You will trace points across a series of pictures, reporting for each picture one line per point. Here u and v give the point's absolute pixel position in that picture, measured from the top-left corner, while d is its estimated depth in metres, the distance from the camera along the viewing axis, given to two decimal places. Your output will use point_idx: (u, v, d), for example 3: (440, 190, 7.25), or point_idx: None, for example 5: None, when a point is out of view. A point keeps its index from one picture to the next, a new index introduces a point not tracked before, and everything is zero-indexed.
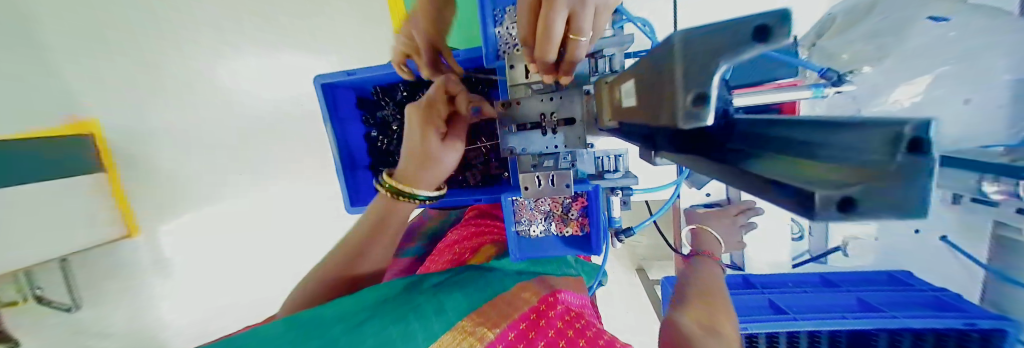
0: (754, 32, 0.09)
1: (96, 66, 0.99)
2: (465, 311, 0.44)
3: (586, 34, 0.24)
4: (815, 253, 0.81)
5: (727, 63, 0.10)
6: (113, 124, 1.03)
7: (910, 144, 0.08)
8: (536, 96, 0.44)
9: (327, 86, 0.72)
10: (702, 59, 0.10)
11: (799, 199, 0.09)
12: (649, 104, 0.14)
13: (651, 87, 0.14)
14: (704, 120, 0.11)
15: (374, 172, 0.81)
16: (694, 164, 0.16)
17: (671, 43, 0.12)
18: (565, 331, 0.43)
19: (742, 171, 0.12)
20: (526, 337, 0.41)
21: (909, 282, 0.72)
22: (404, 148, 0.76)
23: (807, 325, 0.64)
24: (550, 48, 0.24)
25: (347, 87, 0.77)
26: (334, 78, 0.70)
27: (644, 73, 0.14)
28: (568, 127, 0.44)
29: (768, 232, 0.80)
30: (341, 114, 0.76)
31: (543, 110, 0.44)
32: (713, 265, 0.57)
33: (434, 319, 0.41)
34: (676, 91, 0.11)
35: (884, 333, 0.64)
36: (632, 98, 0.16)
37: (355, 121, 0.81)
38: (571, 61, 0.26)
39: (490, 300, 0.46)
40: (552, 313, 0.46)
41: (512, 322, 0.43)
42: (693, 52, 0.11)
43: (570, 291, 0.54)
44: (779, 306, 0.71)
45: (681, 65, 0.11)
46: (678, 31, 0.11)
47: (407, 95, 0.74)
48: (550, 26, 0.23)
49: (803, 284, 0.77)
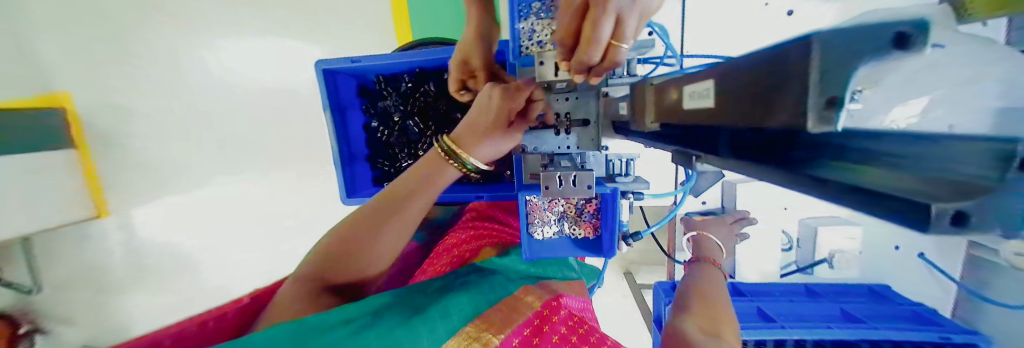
0: (894, 37, 0.08)
1: (74, 31, 0.92)
2: (471, 315, 0.43)
3: (628, 41, 0.24)
4: (802, 265, 0.84)
5: (868, 67, 0.08)
6: (85, 97, 0.95)
7: (1020, 161, 0.08)
8: (554, 96, 0.45)
9: (328, 71, 0.69)
10: (837, 64, 0.09)
11: (913, 213, 0.09)
12: (758, 110, 0.13)
13: (750, 90, 0.13)
14: (832, 126, 0.10)
15: (374, 163, 0.79)
16: (747, 169, 0.16)
17: (796, 42, 0.10)
18: (570, 337, 0.44)
19: (811, 177, 0.13)
20: (530, 343, 0.41)
21: (935, 319, 0.67)
22: (407, 146, 0.76)
23: (794, 333, 0.66)
24: (596, 51, 0.24)
25: (348, 74, 0.74)
26: (335, 64, 0.67)
27: (750, 80, 0.13)
28: (582, 128, 0.45)
29: (763, 242, 0.82)
30: (341, 101, 0.74)
31: (559, 110, 0.44)
32: (715, 271, 0.59)
33: (440, 323, 0.40)
34: (798, 97, 0.10)
35: (866, 343, 0.67)
36: (713, 100, 0.15)
37: (355, 112, 0.79)
38: (610, 67, 0.26)
39: (495, 305, 0.46)
40: (555, 318, 0.46)
41: (519, 324, 0.43)
42: (826, 57, 0.09)
43: (573, 295, 0.53)
44: (768, 314, 0.73)
45: (808, 71, 0.10)
46: (808, 35, 0.10)
47: (412, 87, 0.73)
48: (601, 28, 0.22)
49: (792, 295, 0.79)
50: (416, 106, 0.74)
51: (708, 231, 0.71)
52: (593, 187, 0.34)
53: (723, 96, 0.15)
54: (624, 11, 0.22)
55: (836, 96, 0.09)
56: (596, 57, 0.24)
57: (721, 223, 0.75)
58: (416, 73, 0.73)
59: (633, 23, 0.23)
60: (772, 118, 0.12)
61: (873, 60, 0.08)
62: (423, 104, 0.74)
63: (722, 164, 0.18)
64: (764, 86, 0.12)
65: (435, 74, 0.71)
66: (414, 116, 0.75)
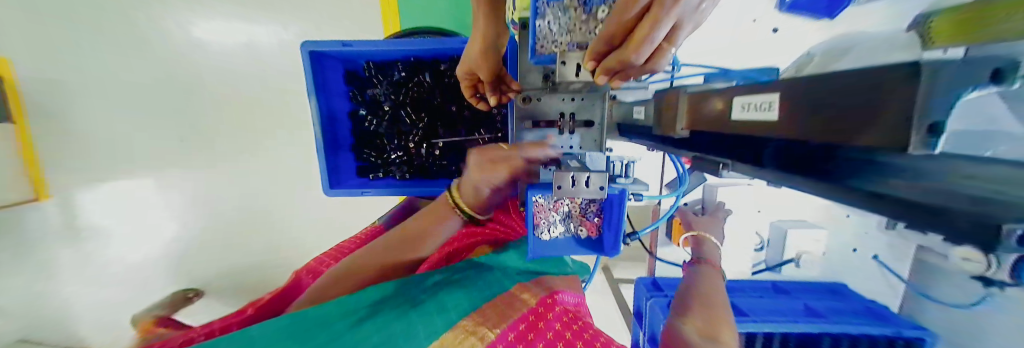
0: (992, 74, 0.11)
1: None
2: (467, 310, 0.44)
3: (674, 44, 0.31)
4: (771, 264, 0.88)
5: (972, 93, 0.11)
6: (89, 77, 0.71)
7: None
8: (559, 96, 0.45)
9: (315, 53, 0.64)
10: (955, 88, 0.11)
11: (984, 231, 0.11)
12: (850, 122, 0.14)
13: (841, 114, 0.15)
14: (932, 150, 0.12)
15: (359, 153, 0.76)
16: (796, 180, 0.18)
17: (903, 66, 0.12)
18: (565, 332, 0.42)
19: (866, 195, 0.15)
20: (525, 338, 0.41)
21: (888, 316, 0.73)
22: (399, 138, 0.74)
23: (765, 327, 0.70)
24: (645, 50, 0.30)
25: (336, 58, 0.69)
26: (323, 47, 0.63)
27: (822, 98, 0.16)
28: (586, 129, 0.45)
29: (737, 243, 0.88)
30: (327, 84, 0.70)
31: (564, 110, 0.45)
32: (712, 269, 0.61)
33: (432, 317, 0.42)
34: (904, 116, 0.12)
35: (828, 336, 0.71)
36: (774, 113, 0.18)
37: (342, 98, 0.74)
38: (654, 65, 0.33)
39: (489, 298, 0.47)
40: (550, 315, 0.45)
41: (516, 318, 0.43)
42: (940, 82, 0.11)
43: (567, 292, 0.53)
44: (741, 309, 0.77)
45: (917, 93, 0.12)
46: (920, 61, 0.11)
47: (406, 77, 0.70)
48: (658, 26, 0.28)
49: (763, 294, 0.83)
50: (408, 96, 0.71)
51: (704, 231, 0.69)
52: (605, 188, 0.34)
53: (795, 111, 0.17)
54: (682, 18, 0.29)
55: (937, 122, 0.11)
56: (642, 58, 0.31)
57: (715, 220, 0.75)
58: (411, 62, 0.70)
59: (688, 29, 0.31)
60: (865, 135, 0.14)
61: (979, 88, 0.11)
62: (417, 95, 0.71)
63: (766, 174, 0.20)
64: (845, 102, 0.14)
65: (432, 64, 0.69)
66: (407, 106, 0.72)
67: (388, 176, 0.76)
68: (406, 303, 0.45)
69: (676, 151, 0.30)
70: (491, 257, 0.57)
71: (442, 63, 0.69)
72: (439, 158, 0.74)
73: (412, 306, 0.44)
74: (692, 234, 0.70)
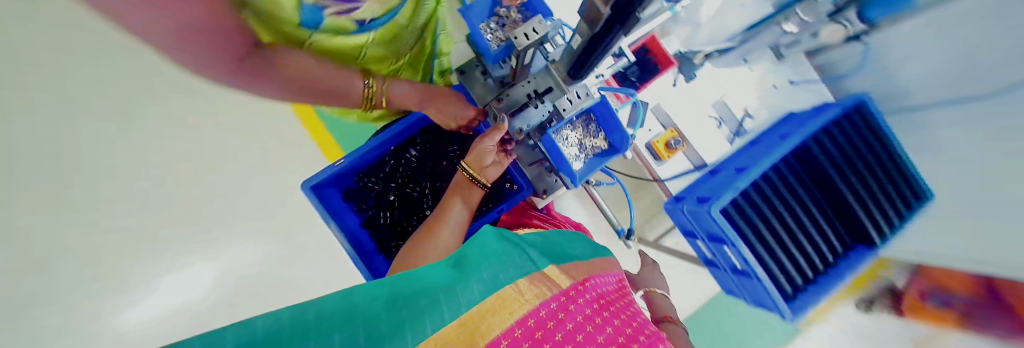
0: None
1: None
2: (491, 290, 0.44)
3: None
4: (736, 130, 1.05)
5: None
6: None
7: None
8: (520, 86, 0.60)
9: (314, 185, 0.72)
10: None
11: None
12: None
13: None
14: None
15: (389, 251, 0.78)
16: None
17: None
18: (595, 317, 0.43)
19: None
20: (556, 315, 0.41)
21: (826, 107, 0.93)
22: (416, 214, 0.80)
23: (767, 163, 0.84)
24: None
25: (330, 185, 0.78)
26: (318, 177, 0.72)
27: None
28: (550, 95, 0.59)
29: (704, 127, 1.03)
30: (333, 210, 0.76)
31: (528, 92, 0.60)
32: (675, 326, 0.73)
33: (479, 281, 0.46)
34: None
35: (809, 141, 0.87)
36: None
37: (348, 215, 0.80)
38: None
39: (530, 271, 0.50)
40: (581, 299, 0.46)
41: (551, 294, 0.44)
42: None
43: (601, 274, 0.57)
44: (742, 165, 0.90)
45: None
46: None
47: (395, 161, 0.81)
48: None
49: (740, 153, 0.99)
50: (404, 177, 0.81)
51: (652, 288, 0.86)
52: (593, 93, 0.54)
53: None
54: None
55: None
56: None
57: (656, 277, 0.93)
58: (392, 151, 0.82)
59: None
60: None
61: None
62: (411, 170, 0.81)
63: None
64: None
65: (410, 141, 0.82)
66: (408, 183, 0.81)
67: None
68: (462, 270, 0.51)
69: (614, 37, 0.41)
70: (528, 236, 0.66)
71: (415, 136, 0.82)
72: None
73: (468, 269, 0.50)
74: (646, 292, 0.87)
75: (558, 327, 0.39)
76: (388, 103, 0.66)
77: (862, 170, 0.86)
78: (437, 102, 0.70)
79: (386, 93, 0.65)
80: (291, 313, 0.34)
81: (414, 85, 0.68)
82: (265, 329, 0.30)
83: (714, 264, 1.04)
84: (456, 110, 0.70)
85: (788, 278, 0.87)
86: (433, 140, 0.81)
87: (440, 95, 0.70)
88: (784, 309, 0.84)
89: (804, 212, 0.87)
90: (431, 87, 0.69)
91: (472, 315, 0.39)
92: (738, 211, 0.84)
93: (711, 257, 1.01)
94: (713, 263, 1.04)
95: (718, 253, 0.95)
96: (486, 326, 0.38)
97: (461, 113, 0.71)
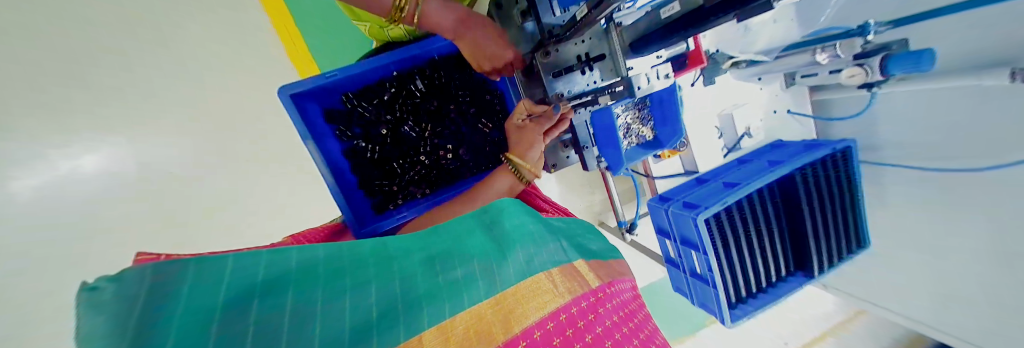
0: None
1: None
2: (528, 273, 0.42)
3: None
4: (730, 145, 1.10)
5: None
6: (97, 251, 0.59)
7: None
8: (573, 42, 0.56)
9: (294, 96, 0.61)
10: None
11: None
12: None
13: None
14: None
15: (371, 188, 0.74)
16: None
17: None
18: (623, 324, 0.41)
19: None
20: (588, 316, 0.39)
21: (819, 142, 0.93)
22: (406, 157, 0.76)
23: (759, 183, 0.84)
24: None
25: (313, 99, 0.67)
26: (300, 86, 0.61)
27: None
28: (601, 63, 0.58)
29: (702, 135, 1.08)
30: (316, 131, 0.68)
31: (579, 53, 0.57)
32: None
33: (515, 260, 0.43)
34: None
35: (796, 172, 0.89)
36: None
37: (330, 138, 0.72)
38: None
39: (564, 260, 0.47)
40: (610, 304, 0.42)
41: (581, 291, 0.41)
42: None
43: (620, 276, 0.51)
44: (731, 182, 0.92)
45: None
46: None
47: (397, 92, 0.73)
48: None
49: (731, 168, 1.02)
50: (404, 111, 0.75)
51: None
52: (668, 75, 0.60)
53: None
54: None
55: None
56: None
57: None
58: (395, 76, 0.73)
59: None
60: None
61: None
62: (414, 107, 0.75)
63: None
64: None
65: (418, 72, 0.74)
66: (408, 120, 0.75)
67: (404, 203, 0.76)
68: (495, 236, 0.48)
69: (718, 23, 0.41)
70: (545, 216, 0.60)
71: (423, 68, 0.74)
72: (455, 159, 0.78)
73: (501, 238, 0.47)
74: None
75: (587, 331, 0.38)
76: (420, 23, 0.59)
77: (827, 210, 0.91)
78: (479, 39, 0.59)
79: (418, 9, 0.57)
80: (326, 249, 0.38)
81: (450, 7, 0.57)
82: (299, 266, 0.35)
83: (675, 263, 1.10)
84: (496, 49, 0.60)
85: (737, 289, 0.95)
86: (442, 78, 0.74)
87: (476, 23, 0.58)
88: (725, 312, 0.91)
89: (771, 236, 0.94)
90: (472, 14, 0.58)
91: (507, 295, 0.38)
92: (718, 222, 0.88)
93: (674, 256, 1.08)
94: (674, 262, 1.11)
95: (684, 255, 1.00)
96: (519, 311, 0.37)
97: (496, 56, 0.61)
